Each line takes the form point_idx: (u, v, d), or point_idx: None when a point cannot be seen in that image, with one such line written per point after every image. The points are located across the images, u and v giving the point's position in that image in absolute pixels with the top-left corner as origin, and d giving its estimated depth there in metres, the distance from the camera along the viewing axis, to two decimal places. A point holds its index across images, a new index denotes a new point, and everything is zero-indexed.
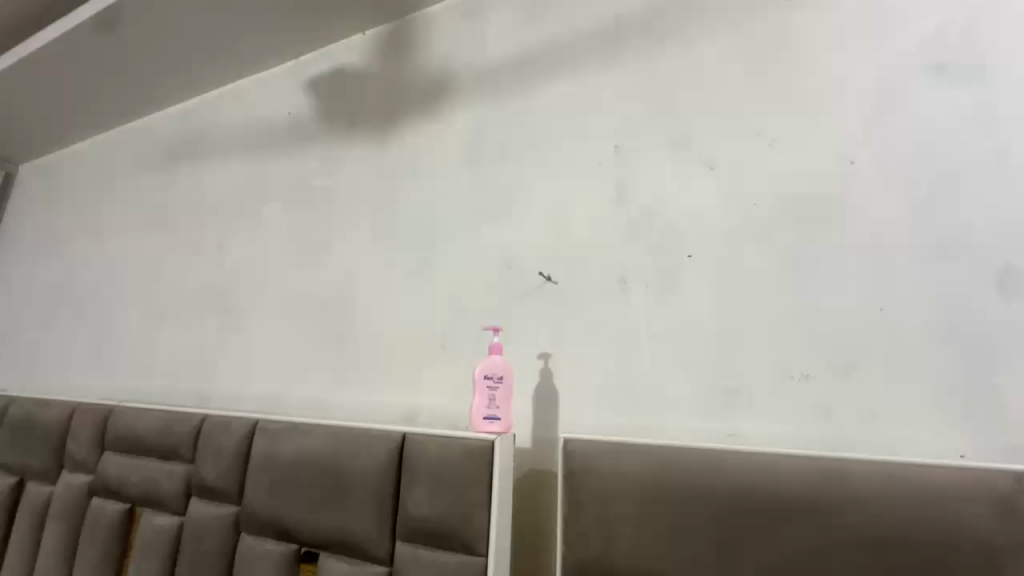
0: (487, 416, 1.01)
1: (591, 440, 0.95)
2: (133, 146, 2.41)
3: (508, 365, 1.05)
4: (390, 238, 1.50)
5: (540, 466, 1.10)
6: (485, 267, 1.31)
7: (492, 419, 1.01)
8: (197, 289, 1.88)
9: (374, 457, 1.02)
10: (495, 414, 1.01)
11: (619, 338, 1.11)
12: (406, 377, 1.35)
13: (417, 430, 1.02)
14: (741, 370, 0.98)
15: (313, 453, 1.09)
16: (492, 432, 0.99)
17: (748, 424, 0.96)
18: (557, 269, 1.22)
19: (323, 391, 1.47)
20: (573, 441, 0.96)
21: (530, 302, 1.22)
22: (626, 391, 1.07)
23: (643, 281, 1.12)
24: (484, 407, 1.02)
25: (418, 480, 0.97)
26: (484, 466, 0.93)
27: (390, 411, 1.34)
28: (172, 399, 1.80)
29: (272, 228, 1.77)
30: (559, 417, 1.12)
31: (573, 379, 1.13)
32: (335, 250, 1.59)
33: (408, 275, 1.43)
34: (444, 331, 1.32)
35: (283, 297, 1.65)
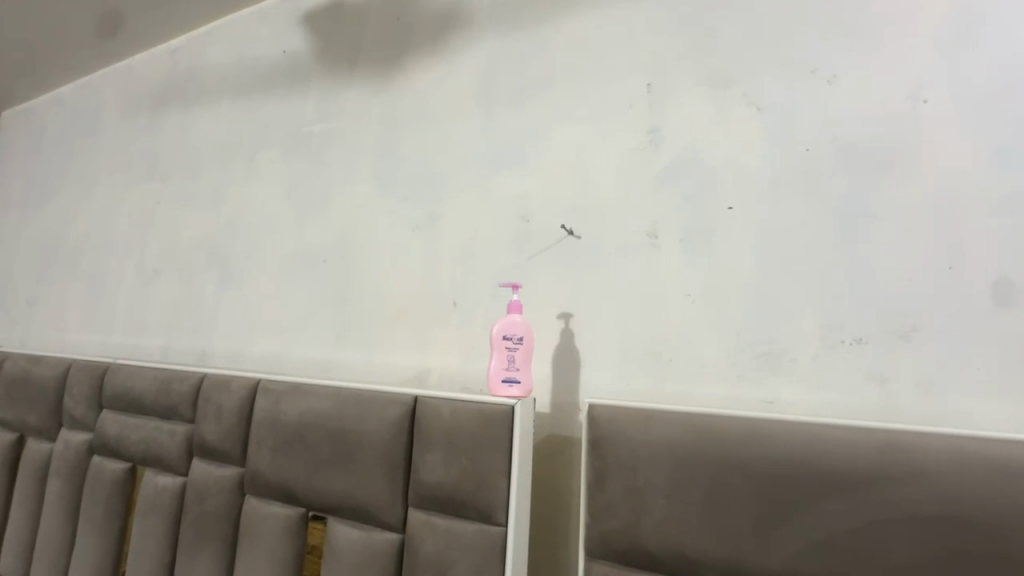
0: (507, 379, 0.93)
1: (619, 406, 0.87)
2: (119, 90, 2.25)
3: (528, 325, 0.96)
4: (395, 189, 1.39)
5: (558, 432, 1.04)
6: (500, 220, 1.21)
7: (513, 382, 0.93)
8: (192, 243, 1.79)
9: (385, 420, 0.96)
10: (515, 377, 0.93)
11: (647, 298, 1.02)
12: (415, 337, 1.27)
13: (430, 393, 0.95)
14: (784, 333, 0.90)
15: (319, 415, 1.03)
16: (511, 396, 0.92)
17: (790, 392, 0.88)
18: (579, 222, 1.12)
19: (327, 351, 1.40)
20: (600, 407, 0.89)
21: (549, 259, 1.13)
22: (654, 354, 0.99)
23: (676, 235, 1.01)
24: (503, 370, 0.94)
25: (432, 445, 0.91)
26: (504, 432, 0.86)
27: (398, 373, 1.27)
28: (170, 356, 1.74)
29: (268, 179, 1.65)
30: (580, 381, 1.04)
31: (596, 341, 1.05)
32: (336, 202, 1.48)
33: (415, 229, 1.32)
34: (455, 289, 1.23)
35: (282, 252, 1.56)
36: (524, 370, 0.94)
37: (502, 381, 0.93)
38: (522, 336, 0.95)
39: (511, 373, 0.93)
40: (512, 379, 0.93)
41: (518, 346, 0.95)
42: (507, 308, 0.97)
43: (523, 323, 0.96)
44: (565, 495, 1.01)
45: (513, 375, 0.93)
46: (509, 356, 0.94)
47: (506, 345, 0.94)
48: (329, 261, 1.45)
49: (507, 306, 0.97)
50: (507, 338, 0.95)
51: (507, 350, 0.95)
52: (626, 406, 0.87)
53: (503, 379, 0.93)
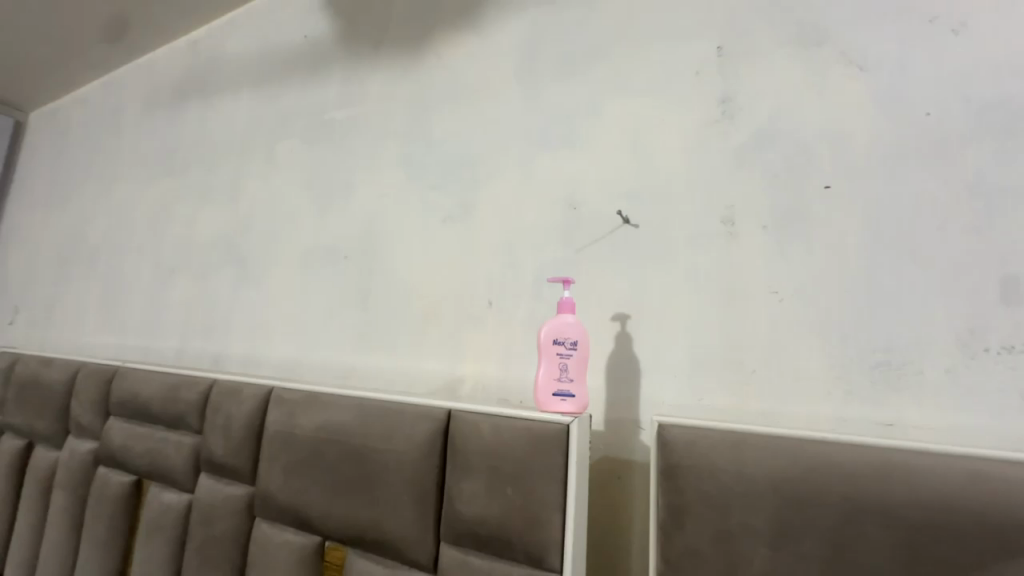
0: (559, 392, 0.78)
1: (699, 426, 0.72)
2: (140, 85, 2.19)
3: (582, 328, 0.80)
4: (423, 177, 1.26)
5: (616, 454, 0.88)
6: (543, 209, 1.06)
7: (566, 396, 0.78)
8: (209, 240, 1.69)
9: (413, 437, 0.82)
10: (569, 390, 0.78)
11: (723, 296, 0.85)
12: (446, 340, 1.13)
13: (466, 406, 0.81)
14: (905, 338, 0.73)
15: (338, 429, 0.89)
16: (563, 412, 0.77)
17: (915, 413, 0.71)
18: (637, 209, 0.96)
19: (348, 356, 1.27)
20: (675, 427, 0.73)
21: (602, 251, 0.98)
22: (734, 363, 0.82)
23: (758, 222, 0.85)
24: (554, 380, 0.78)
25: (469, 469, 0.76)
26: (559, 457, 0.71)
27: (426, 382, 1.13)
28: (184, 360, 1.64)
29: (288, 170, 1.54)
30: (641, 393, 0.88)
31: (660, 347, 0.89)
32: (359, 192, 1.36)
33: (446, 221, 1.19)
34: (491, 287, 1.09)
35: (300, 248, 1.44)
36: (578, 382, 0.78)
37: (553, 394, 0.78)
38: (577, 341, 0.79)
39: (564, 384, 0.78)
40: (566, 392, 0.78)
41: (572, 353, 0.79)
42: (557, 306, 0.82)
43: (578, 325, 0.80)
44: (625, 529, 0.85)
45: (565, 387, 0.78)
46: (561, 365, 0.78)
47: (557, 352, 0.79)
48: (351, 257, 1.33)
49: (557, 304, 0.82)
50: (558, 342, 0.79)
51: (559, 356, 0.79)
52: (708, 427, 0.71)
53: (555, 392, 0.78)
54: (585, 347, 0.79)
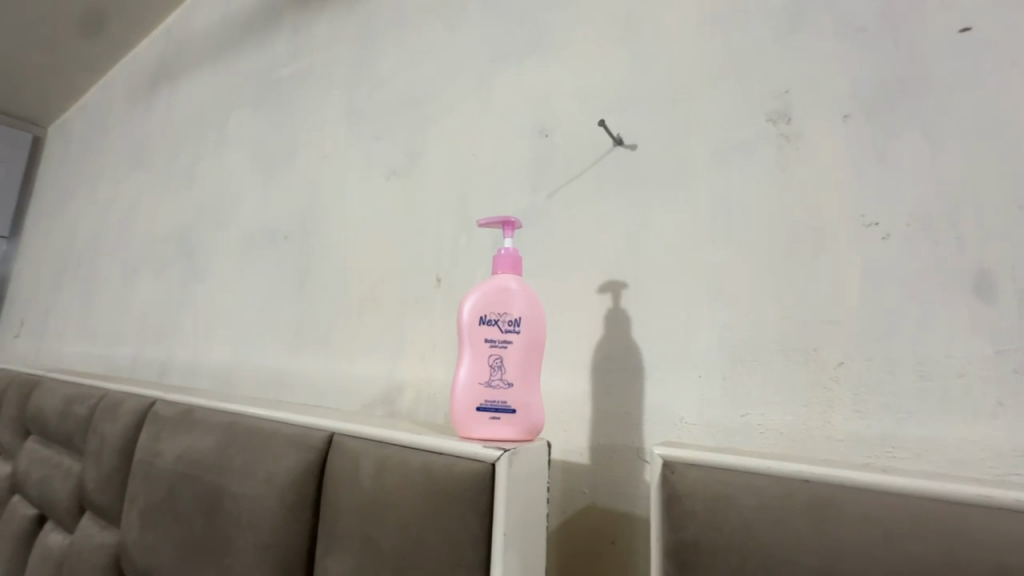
0: (487, 405, 0.46)
1: (741, 464, 0.38)
2: (126, 82, 2.08)
3: (532, 298, 0.49)
4: (367, 126, 0.97)
5: (604, 504, 0.55)
6: (506, 143, 0.75)
7: (499, 414, 0.46)
8: (166, 233, 1.49)
9: (277, 478, 0.53)
10: (506, 403, 0.46)
11: (777, 240, 0.51)
12: (385, 334, 0.83)
13: (353, 428, 0.51)
14: None
15: (197, 460, 0.62)
16: (495, 442, 0.45)
17: None
18: (634, 122, 0.63)
19: (280, 359, 1.00)
20: (692, 472, 0.39)
21: (584, 190, 0.65)
22: (804, 353, 0.47)
23: (836, 109, 0.50)
24: (480, 386, 0.46)
25: (341, 534, 0.46)
26: (472, 521, 0.40)
27: (361, 391, 0.84)
28: (136, 370, 1.43)
29: (238, 144, 1.32)
30: (645, 406, 0.55)
31: (674, 328, 0.55)
32: (300, 157, 1.10)
33: (390, 176, 0.90)
34: (439, 258, 0.79)
35: (242, 232, 1.20)
36: (524, 389, 0.47)
37: (478, 409, 0.46)
38: (523, 317, 0.48)
39: (497, 393, 0.46)
40: (499, 406, 0.46)
41: (513, 338, 0.48)
42: (492, 263, 0.50)
43: (526, 292, 0.49)
44: None
45: (498, 398, 0.46)
46: (492, 360, 0.47)
47: (487, 337, 0.47)
48: (289, 236, 1.06)
49: (493, 260, 0.51)
50: (491, 321, 0.48)
51: (490, 344, 0.47)
52: (756, 468, 0.37)
53: (480, 405, 0.46)
54: (536, 327, 0.48)
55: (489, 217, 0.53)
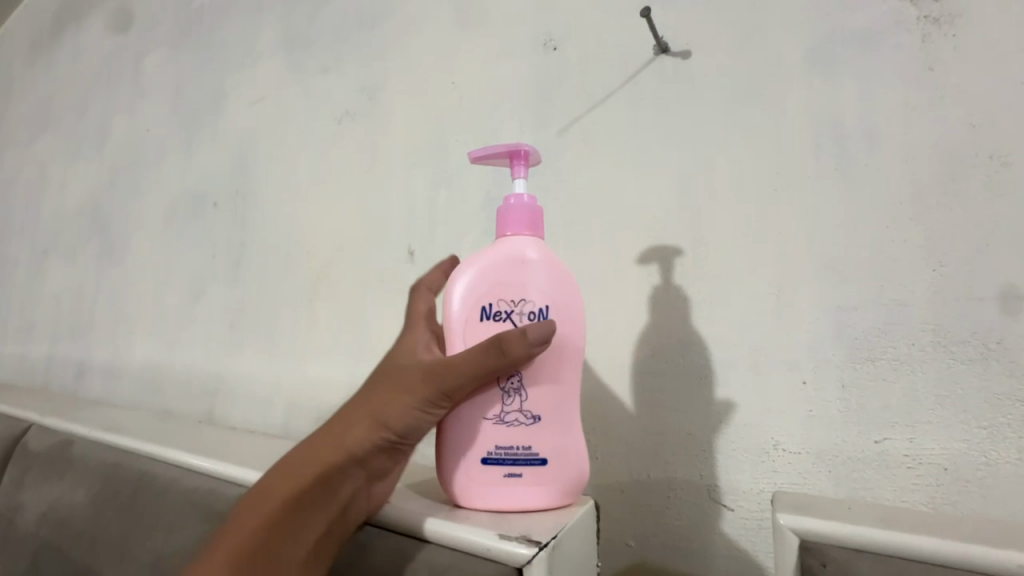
0: (500, 455, 0.31)
1: (987, 559, 0.22)
2: (25, 29, 1.73)
3: (565, 280, 0.33)
4: (310, 56, 0.75)
5: (658, 566, 0.39)
6: (496, 64, 0.55)
7: (520, 468, 0.31)
8: (77, 207, 1.23)
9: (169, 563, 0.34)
10: (530, 450, 0.31)
11: (925, 177, 0.34)
12: (343, 326, 0.63)
13: None
14: None
15: (64, 526, 0.42)
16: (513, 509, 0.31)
17: None
18: (685, 18, 0.44)
19: (212, 360, 0.79)
20: (889, 575, 0.23)
21: (613, 121, 0.46)
22: (980, 347, 0.31)
23: None
24: (489, 423, 0.31)
25: None
26: None
27: (315, 402, 0.64)
28: (46, 375, 1.18)
29: (154, 94, 1.06)
30: (716, 425, 0.38)
31: (760, 314, 0.37)
32: (228, 103, 0.87)
33: (342, 120, 0.68)
34: (411, 225, 0.59)
35: (163, 202, 0.96)
36: (555, 425, 0.32)
37: (486, 460, 0.31)
38: (549, 311, 0.32)
39: (515, 433, 0.31)
40: (519, 455, 0.31)
41: None
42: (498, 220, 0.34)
43: (552, 268, 0.33)
44: None
45: (517, 441, 0.31)
46: (506, 383, 0.31)
47: None
48: (221, 204, 0.84)
49: (499, 215, 0.34)
50: (501, 317, 0.32)
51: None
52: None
53: (489, 454, 0.31)
54: (569, 326, 0.33)
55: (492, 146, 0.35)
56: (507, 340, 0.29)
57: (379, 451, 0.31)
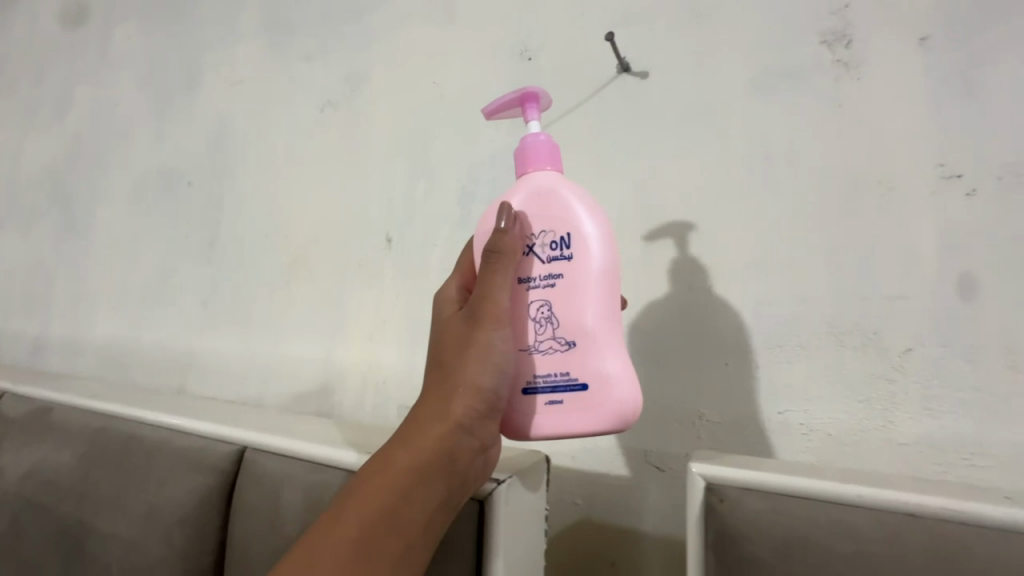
0: (540, 384, 0.33)
1: (837, 494, 0.29)
2: None
3: (584, 204, 0.33)
4: (293, 42, 0.77)
5: (601, 518, 0.45)
6: (476, 67, 0.59)
7: (561, 395, 0.33)
8: (34, 176, 1.18)
9: (161, 514, 0.38)
10: (569, 377, 0.32)
11: (831, 195, 0.40)
12: (320, 306, 0.67)
13: (276, 440, 0.37)
14: None
15: (47, 485, 0.45)
16: (561, 431, 0.32)
17: None
18: (647, 42, 0.49)
19: (183, 336, 0.80)
20: (767, 507, 0.29)
21: (580, 128, 0.51)
22: (864, 336, 0.38)
23: (911, 29, 0.39)
24: (525, 355, 0.33)
25: None
26: None
27: (291, 378, 0.68)
28: None
29: (123, 65, 1.04)
30: (653, 400, 0.44)
31: (691, 301, 0.44)
32: (206, 81, 0.87)
33: (324, 108, 0.71)
34: (389, 213, 0.63)
35: (133, 176, 0.95)
36: (591, 350, 0.32)
37: (528, 390, 0.33)
38: (572, 237, 0.33)
39: (550, 361, 0.33)
40: (559, 383, 0.33)
41: (560, 272, 0.33)
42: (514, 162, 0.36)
43: (569, 195, 0.34)
44: None
45: (556, 369, 0.33)
46: (535, 311, 0.33)
47: (524, 278, 0.33)
48: (196, 182, 0.85)
49: (516, 155, 0.36)
50: (523, 250, 0.34)
51: (528, 287, 0.33)
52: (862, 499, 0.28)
53: (530, 384, 0.33)
54: (594, 250, 0.33)
55: (494, 99, 0.36)
56: (496, 244, 0.32)
57: (481, 412, 0.31)
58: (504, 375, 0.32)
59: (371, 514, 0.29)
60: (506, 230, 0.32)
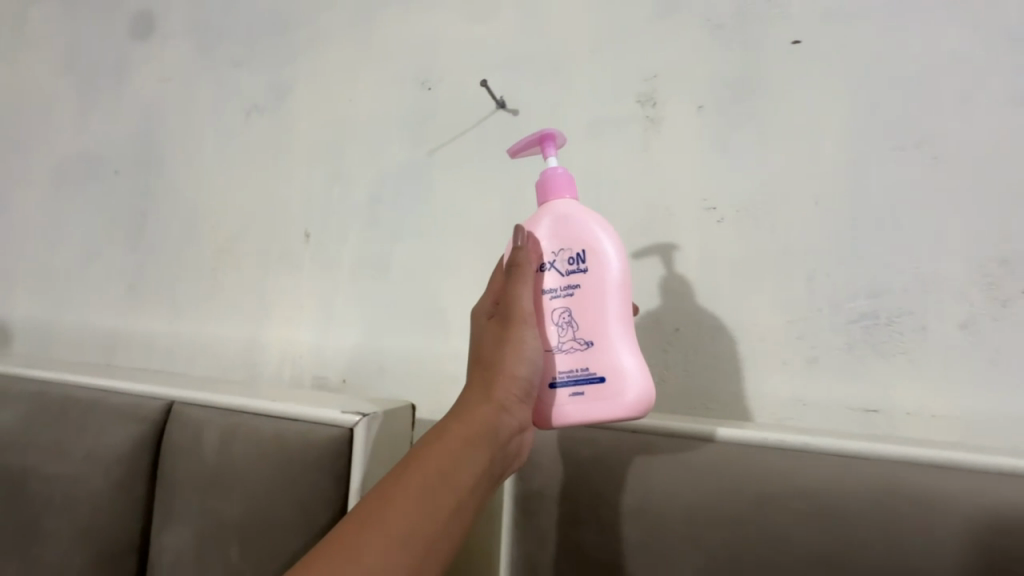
0: (564, 379, 0.39)
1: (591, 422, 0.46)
2: None
3: (598, 224, 0.40)
4: (222, 47, 0.83)
5: None
6: (385, 91, 0.70)
7: (582, 388, 0.39)
8: None
9: (97, 457, 0.47)
10: (588, 371, 0.38)
11: (635, 217, 0.55)
12: (244, 291, 0.75)
13: (195, 396, 0.46)
14: (899, 276, 0.46)
15: None
16: (584, 418, 0.38)
17: (911, 393, 0.45)
18: (517, 87, 0.62)
19: (109, 317, 0.85)
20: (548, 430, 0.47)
21: (466, 151, 0.64)
22: (650, 321, 0.53)
23: (693, 98, 0.54)
24: (550, 354, 0.39)
25: (178, 511, 0.43)
26: (328, 485, 0.39)
27: (215, 355, 0.75)
28: None
29: (43, 46, 1.04)
30: None
31: None
32: (133, 73, 0.91)
33: (251, 112, 0.79)
34: (308, 212, 0.72)
35: (54, 160, 0.97)
36: (608, 348, 0.38)
37: (554, 384, 0.39)
38: (587, 254, 0.40)
39: (572, 359, 0.39)
40: (580, 377, 0.39)
41: (578, 283, 0.40)
42: (537, 192, 0.43)
43: (583, 216, 0.40)
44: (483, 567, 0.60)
45: (576, 366, 0.39)
46: (560, 316, 0.39)
47: (547, 290, 0.40)
48: (123, 171, 0.89)
49: (538, 186, 0.43)
50: (544, 264, 0.41)
51: (551, 296, 0.40)
52: (802, 446, 0.40)
53: (555, 379, 0.39)
54: (608, 264, 0.39)
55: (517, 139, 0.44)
56: (518, 257, 0.39)
57: (520, 396, 0.37)
58: (535, 366, 0.38)
59: (436, 479, 0.32)
60: (521, 246, 0.40)
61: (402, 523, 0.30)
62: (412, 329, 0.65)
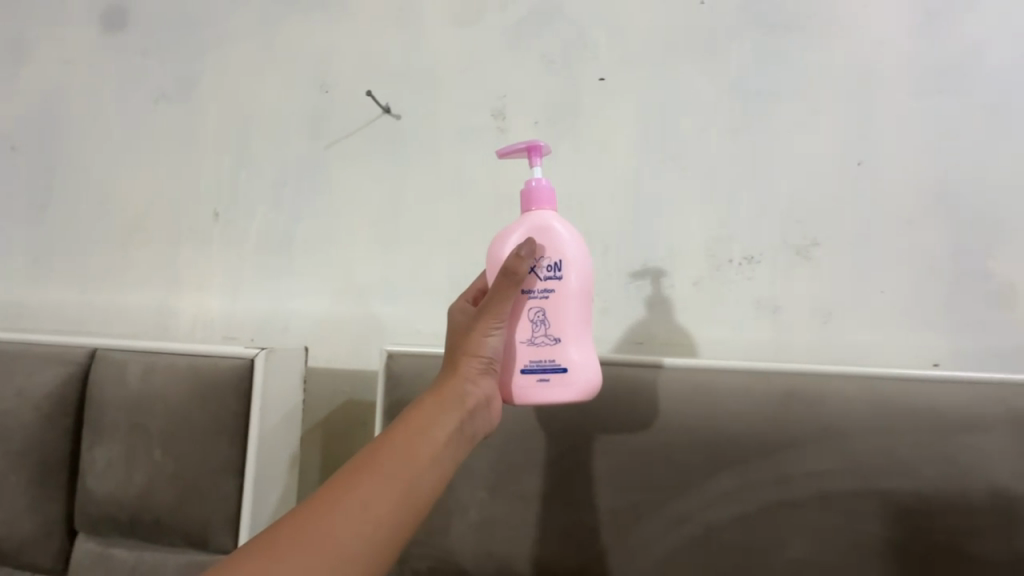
0: (532, 366, 0.45)
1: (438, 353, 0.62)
2: None
3: (574, 238, 0.46)
4: (127, 36, 0.88)
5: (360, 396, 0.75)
6: (286, 91, 0.80)
7: (547, 375, 0.45)
8: None
9: (30, 394, 0.56)
10: (553, 362, 0.45)
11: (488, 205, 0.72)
12: (155, 263, 0.83)
13: (119, 342, 0.57)
14: (659, 249, 0.66)
15: None
16: (546, 399, 0.45)
17: (663, 329, 0.65)
18: (399, 96, 0.76)
19: (11, 288, 0.89)
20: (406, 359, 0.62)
21: (358, 147, 0.77)
22: None
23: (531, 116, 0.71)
24: (523, 345, 0.45)
25: (108, 430, 0.54)
26: (234, 401, 0.52)
27: (127, 320, 0.83)
28: None
29: None
30: (391, 323, 0.74)
31: (415, 266, 0.74)
32: (29, 51, 0.93)
33: (158, 100, 0.86)
34: (216, 193, 0.82)
35: None
36: (570, 344, 0.45)
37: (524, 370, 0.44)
38: (562, 264, 0.45)
39: (542, 350, 0.45)
40: (545, 366, 0.45)
41: (553, 288, 0.45)
42: (521, 200, 0.48)
43: (560, 230, 0.46)
44: None
45: (543, 356, 0.45)
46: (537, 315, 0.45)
47: (527, 290, 0.45)
48: (21, 147, 0.91)
49: (521, 196, 0.48)
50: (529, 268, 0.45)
51: (529, 297, 0.45)
52: None
53: (524, 366, 0.45)
54: (576, 274, 0.46)
55: (510, 145, 0.48)
56: (514, 265, 0.42)
57: (483, 369, 0.42)
58: (497, 349, 0.44)
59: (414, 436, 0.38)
60: (523, 256, 0.42)
61: (388, 467, 0.36)
62: (312, 294, 0.77)
